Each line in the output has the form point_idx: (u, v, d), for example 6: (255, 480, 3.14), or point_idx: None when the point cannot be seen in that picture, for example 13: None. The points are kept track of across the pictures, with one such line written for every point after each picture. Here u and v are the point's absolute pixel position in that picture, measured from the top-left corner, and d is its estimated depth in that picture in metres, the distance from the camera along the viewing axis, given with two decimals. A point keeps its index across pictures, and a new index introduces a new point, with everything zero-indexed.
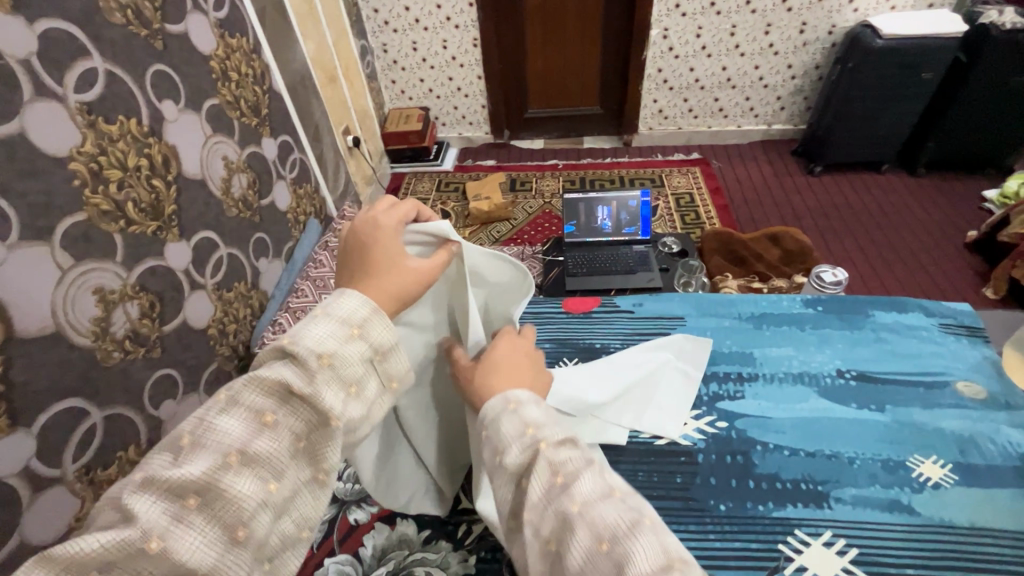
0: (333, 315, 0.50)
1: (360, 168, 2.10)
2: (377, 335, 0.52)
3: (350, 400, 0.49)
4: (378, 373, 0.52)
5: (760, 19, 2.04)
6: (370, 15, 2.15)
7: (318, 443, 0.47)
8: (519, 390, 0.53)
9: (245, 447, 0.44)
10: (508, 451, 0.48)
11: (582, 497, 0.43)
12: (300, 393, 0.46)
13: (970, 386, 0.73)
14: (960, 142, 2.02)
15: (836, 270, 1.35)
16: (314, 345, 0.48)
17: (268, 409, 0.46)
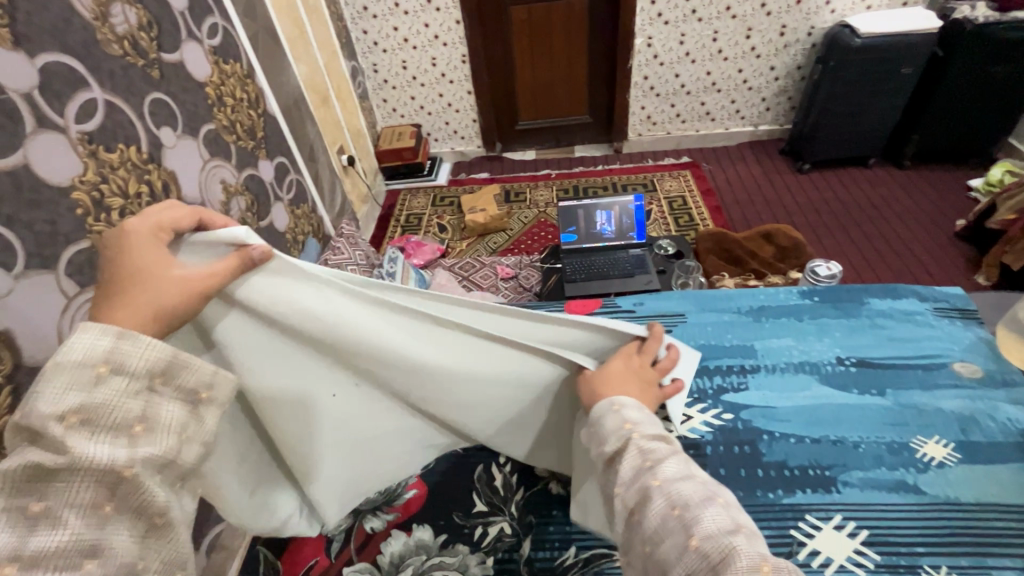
0: (63, 363, 0.40)
1: (355, 186, 2.12)
2: (134, 363, 0.42)
3: (140, 441, 0.41)
4: (170, 394, 0.45)
5: (741, 24, 2.09)
6: (360, 36, 2.19)
7: (126, 499, 0.39)
8: (624, 398, 0.54)
9: (19, 549, 0.35)
10: (606, 437, 0.51)
11: (661, 474, 0.45)
12: (61, 467, 0.37)
13: (966, 366, 0.75)
14: (942, 135, 2.07)
15: (829, 264, 1.37)
16: (50, 407, 0.38)
17: (29, 500, 0.37)
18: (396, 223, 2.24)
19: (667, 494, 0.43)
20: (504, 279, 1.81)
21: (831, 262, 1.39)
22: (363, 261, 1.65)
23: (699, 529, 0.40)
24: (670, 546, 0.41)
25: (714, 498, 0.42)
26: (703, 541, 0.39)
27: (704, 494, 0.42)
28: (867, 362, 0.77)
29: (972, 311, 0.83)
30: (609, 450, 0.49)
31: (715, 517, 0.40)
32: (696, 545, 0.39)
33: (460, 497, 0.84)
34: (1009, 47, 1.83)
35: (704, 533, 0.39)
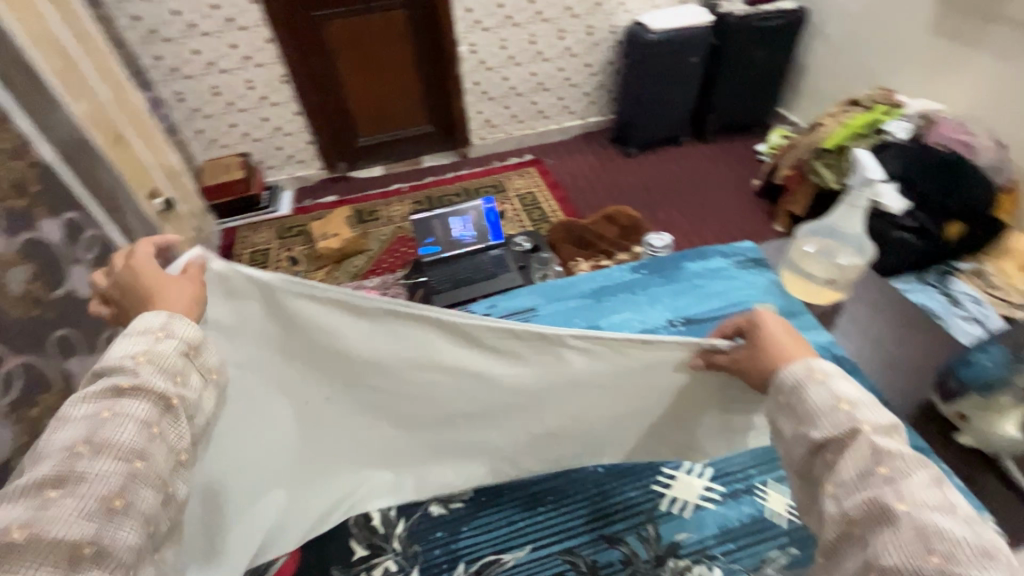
0: (132, 332, 0.53)
1: (180, 230, 1.87)
2: (184, 332, 0.55)
3: (179, 387, 0.53)
4: (195, 368, 0.56)
5: (553, 27, 2.24)
6: (154, 63, 1.93)
7: (168, 428, 0.52)
8: (823, 360, 0.51)
9: (96, 440, 0.47)
10: (817, 419, 0.47)
11: (890, 461, 0.41)
12: (130, 389, 0.50)
13: (764, 306, 0.77)
14: (731, 110, 2.43)
15: (662, 235, 1.53)
16: (125, 353, 0.51)
17: (103, 409, 0.48)
18: (240, 263, 2.04)
19: (882, 493, 0.40)
20: None
21: (664, 233, 1.55)
22: None
23: (938, 539, 0.36)
24: (867, 494, 0.41)
25: (946, 503, 0.39)
26: (952, 560, 0.35)
27: (937, 497, 0.39)
28: (693, 320, 0.77)
29: (763, 256, 0.86)
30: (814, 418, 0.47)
31: (931, 492, 0.39)
32: (904, 507, 0.39)
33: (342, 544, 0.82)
34: (764, 34, 2.21)
35: (950, 550, 0.36)
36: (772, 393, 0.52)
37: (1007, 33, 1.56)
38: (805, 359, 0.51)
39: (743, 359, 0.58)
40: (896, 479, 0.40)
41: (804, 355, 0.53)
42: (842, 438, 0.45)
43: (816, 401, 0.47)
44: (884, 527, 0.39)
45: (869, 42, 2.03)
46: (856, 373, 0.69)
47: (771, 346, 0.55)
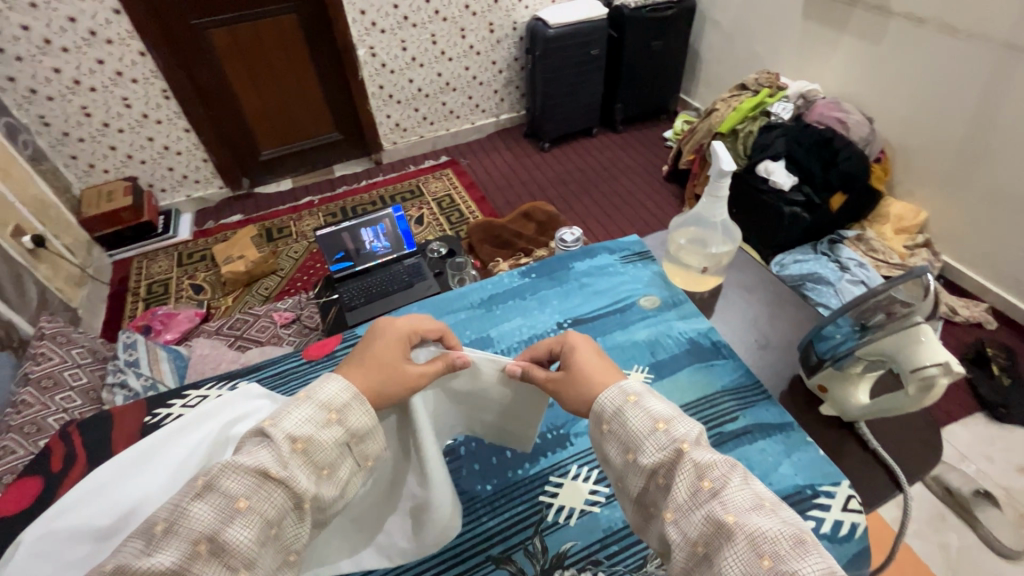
0: (312, 400, 0.47)
1: (58, 269, 1.69)
2: (356, 420, 0.48)
3: (322, 482, 0.46)
4: (352, 456, 0.48)
5: (453, 26, 2.21)
6: (6, 85, 1.73)
7: (290, 524, 0.43)
8: (633, 380, 0.47)
9: (217, 534, 0.39)
10: (641, 443, 0.42)
11: (712, 472, 0.38)
12: (279, 479, 0.42)
13: (649, 299, 0.78)
14: (636, 100, 2.51)
15: (573, 229, 1.54)
16: (291, 428, 0.44)
17: (242, 493, 0.41)
18: (136, 297, 1.87)
19: (711, 509, 0.36)
20: (283, 326, 1.65)
21: (574, 227, 1.56)
22: (87, 359, 1.33)
23: (767, 543, 0.34)
24: (698, 518, 0.37)
25: (761, 503, 0.37)
26: (780, 559, 0.33)
27: (752, 500, 0.37)
28: (579, 320, 0.76)
29: (648, 250, 0.88)
30: (647, 461, 0.41)
31: (742, 490, 0.37)
32: (733, 519, 0.36)
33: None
34: (658, 24, 2.27)
35: (776, 550, 0.33)
36: (592, 419, 0.47)
37: (866, 15, 1.69)
38: (618, 383, 0.47)
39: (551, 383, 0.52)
40: (721, 491, 0.37)
41: (612, 377, 0.49)
42: (668, 462, 0.40)
43: (648, 443, 0.42)
44: (726, 543, 0.35)
45: (753, 28, 2.14)
46: (725, 355, 0.70)
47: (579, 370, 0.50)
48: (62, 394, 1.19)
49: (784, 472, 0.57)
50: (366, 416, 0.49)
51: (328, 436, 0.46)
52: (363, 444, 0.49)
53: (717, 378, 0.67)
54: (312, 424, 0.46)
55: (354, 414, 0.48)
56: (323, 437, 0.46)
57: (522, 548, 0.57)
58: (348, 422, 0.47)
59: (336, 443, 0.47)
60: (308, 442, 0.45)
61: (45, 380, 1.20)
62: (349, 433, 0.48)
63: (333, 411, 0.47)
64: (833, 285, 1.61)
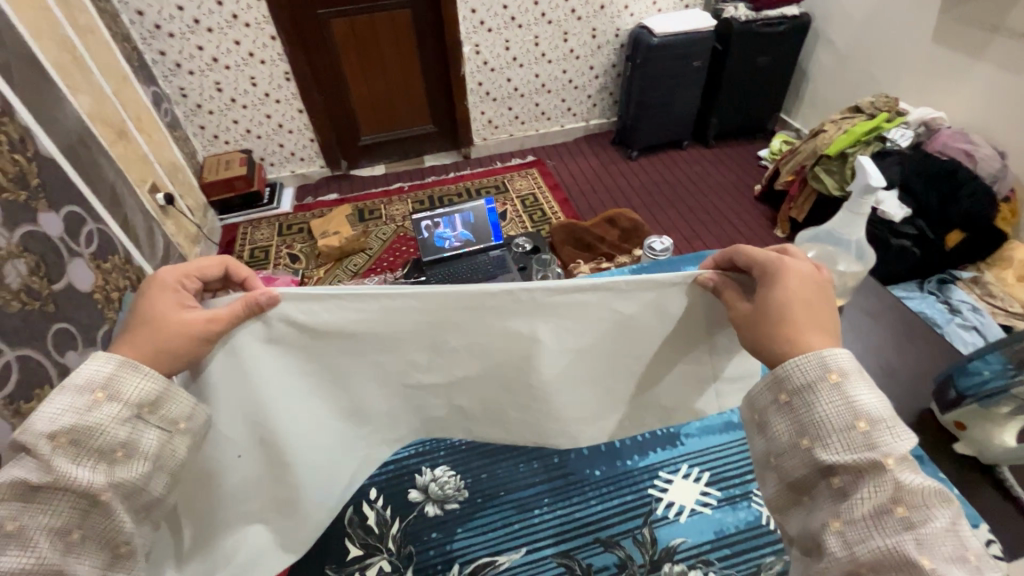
0: (67, 387, 0.44)
1: (180, 226, 1.87)
2: (132, 392, 0.46)
3: (119, 466, 0.45)
4: (152, 425, 0.47)
5: (557, 29, 2.24)
6: (157, 57, 1.94)
7: (99, 518, 0.44)
8: (843, 354, 0.44)
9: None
10: (827, 437, 0.42)
11: (909, 500, 0.37)
12: (43, 486, 0.41)
13: None
14: (733, 116, 2.44)
15: (663, 238, 1.52)
16: (43, 427, 0.42)
17: (8, 517, 0.41)
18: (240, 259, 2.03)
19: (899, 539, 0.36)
20: None
21: (665, 236, 1.54)
22: None
23: None
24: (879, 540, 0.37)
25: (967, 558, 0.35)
26: None
27: (956, 549, 0.35)
28: None
29: None
30: (829, 460, 0.41)
31: (946, 536, 0.36)
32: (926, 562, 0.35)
33: (331, 547, 0.67)
34: (767, 39, 2.20)
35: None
36: (769, 387, 0.46)
37: (1009, 43, 1.56)
38: (823, 350, 0.44)
39: (747, 319, 0.52)
40: (916, 524, 0.37)
41: (817, 337, 0.46)
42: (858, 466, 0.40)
43: (839, 439, 0.41)
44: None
45: (874, 50, 2.02)
46: None
47: (779, 313, 0.48)
48: None
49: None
50: (147, 384, 0.47)
51: (100, 415, 0.44)
52: (162, 409, 0.48)
53: None
54: (70, 411, 0.43)
55: (128, 386, 0.46)
56: (90, 421, 0.44)
57: (632, 536, 0.65)
58: (123, 395, 0.46)
59: (118, 419, 0.45)
60: (72, 433, 0.43)
61: None
62: (135, 404, 0.46)
63: (99, 389, 0.45)
64: (940, 327, 1.49)
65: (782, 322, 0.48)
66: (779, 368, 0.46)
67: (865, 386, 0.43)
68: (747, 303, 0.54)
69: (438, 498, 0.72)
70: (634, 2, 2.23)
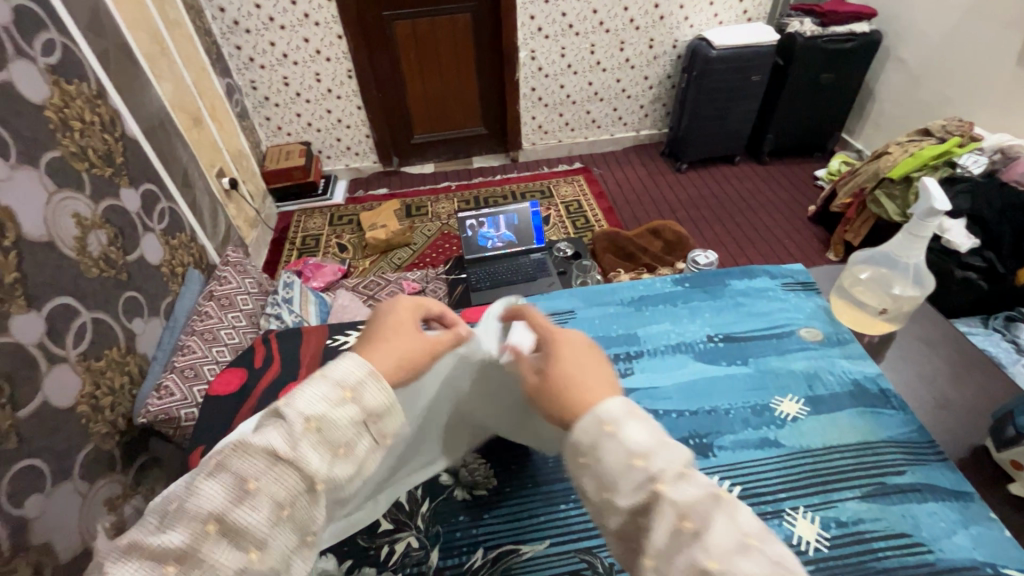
0: (326, 378, 0.45)
1: (241, 210, 1.98)
2: (371, 398, 0.46)
3: (337, 461, 0.44)
4: (368, 433, 0.46)
5: (614, 38, 2.24)
6: (233, 52, 2.06)
7: (304, 505, 0.42)
8: (612, 404, 0.42)
9: (225, 515, 0.38)
10: (616, 483, 0.39)
11: (694, 511, 0.36)
12: (286, 460, 0.40)
13: (810, 331, 0.80)
14: (790, 133, 2.37)
15: (707, 252, 1.51)
16: (303, 408, 0.42)
17: (251, 474, 0.40)
18: (293, 246, 2.13)
19: None
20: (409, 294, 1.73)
21: (710, 251, 1.52)
22: (255, 290, 1.54)
23: None
24: None
25: None
26: None
27: None
28: (733, 337, 0.80)
29: (812, 282, 0.89)
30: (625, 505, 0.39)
31: None
32: None
33: None
34: (833, 56, 2.13)
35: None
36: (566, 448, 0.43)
37: None
38: (595, 407, 0.42)
39: (530, 385, 0.47)
40: None
41: (593, 394, 0.43)
42: None
43: (625, 484, 0.38)
44: None
45: (949, 71, 1.93)
46: (892, 405, 0.70)
47: (558, 377, 0.45)
48: (233, 313, 1.41)
49: (959, 543, 0.56)
50: (382, 395, 0.47)
51: (341, 414, 0.44)
52: (381, 423, 0.47)
53: (881, 427, 0.68)
54: (324, 402, 0.43)
55: (369, 392, 0.46)
56: (335, 415, 0.43)
57: None
58: (363, 399, 0.45)
59: (353, 422, 0.44)
60: (321, 421, 0.43)
61: (224, 300, 1.42)
62: (363, 412, 0.45)
63: (346, 388, 0.45)
64: (1004, 367, 1.41)
65: (569, 381, 0.45)
66: (569, 433, 0.43)
67: (641, 425, 0.41)
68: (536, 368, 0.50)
69: (467, 484, 0.74)
70: (694, 13, 2.21)
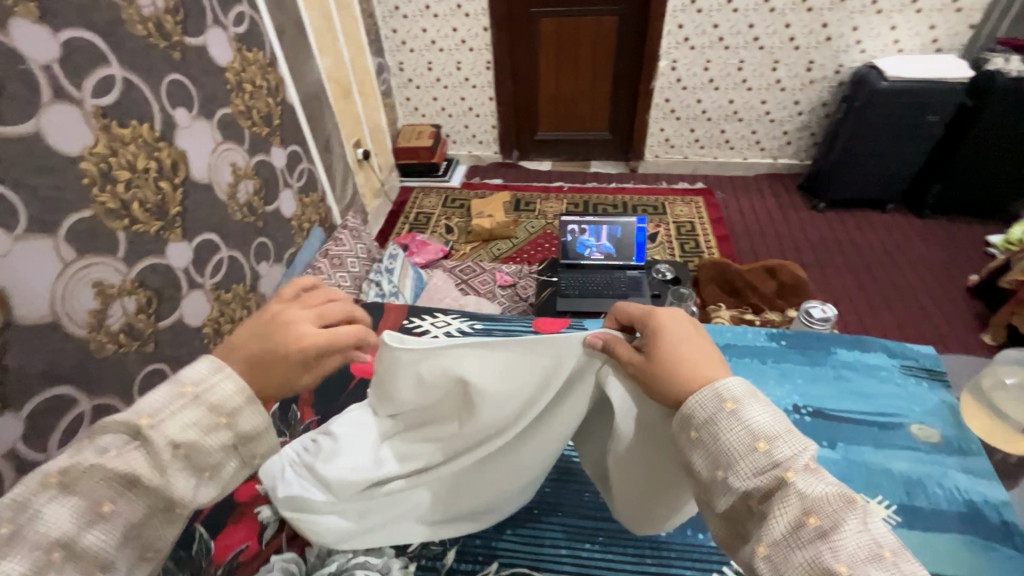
0: (200, 401, 0.51)
1: (368, 180, 2.14)
2: (244, 424, 0.53)
3: (202, 483, 0.50)
4: (237, 455, 0.53)
5: (768, 56, 2.07)
6: (389, 34, 2.23)
7: (156, 522, 0.49)
8: (733, 384, 0.51)
9: (74, 541, 0.43)
10: (735, 465, 0.48)
11: (821, 511, 0.43)
12: (150, 484, 0.47)
13: (923, 429, 0.69)
14: (964, 187, 2.01)
15: (826, 306, 1.35)
16: (173, 434, 0.48)
17: (107, 497, 0.46)
18: (406, 220, 2.27)
19: None
20: (501, 286, 1.82)
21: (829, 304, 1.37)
22: (363, 255, 1.67)
23: None
24: None
25: None
26: None
27: None
28: (824, 412, 0.71)
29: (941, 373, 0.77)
30: (744, 486, 0.47)
31: None
32: None
33: None
34: None
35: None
36: (681, 425, 0.53)
37: None
38: (717, 385, 0.51)
39: (638, 369, 0.58)
40: None
41: (710, 376, 0.53)
42: None
43: (746, 464, 0.47)
44: None
45: None
46: (1013, 543, 0.58)
47: (672, 362, 0.55)
48: (341, 273, 1.55)
49: None
50: (256, 419, 0.54)
51: (211, 442, 0.50)
52: (251, 445, 0.54)
53: (991, 566, 0.56)
54: (197, 429, 0.50)
55: (244, 419, 0.53)
56: (205, 442, 0.50)
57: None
58: (236, 425, 0.52)
59: (222, 445, 0.51)
60: (191, 448, 0.49)
61: (335, 260, 1.56)
62: (236, 435, 0.52)
63: (223, 415, 0.52)
64: None
65: (676, 368, 0.54)
66: (686, 408, 0.52)
67: (758, 407, 0.50)
68: (635, 356, 0.59)
69: None
70: (870, 37, 1.96)
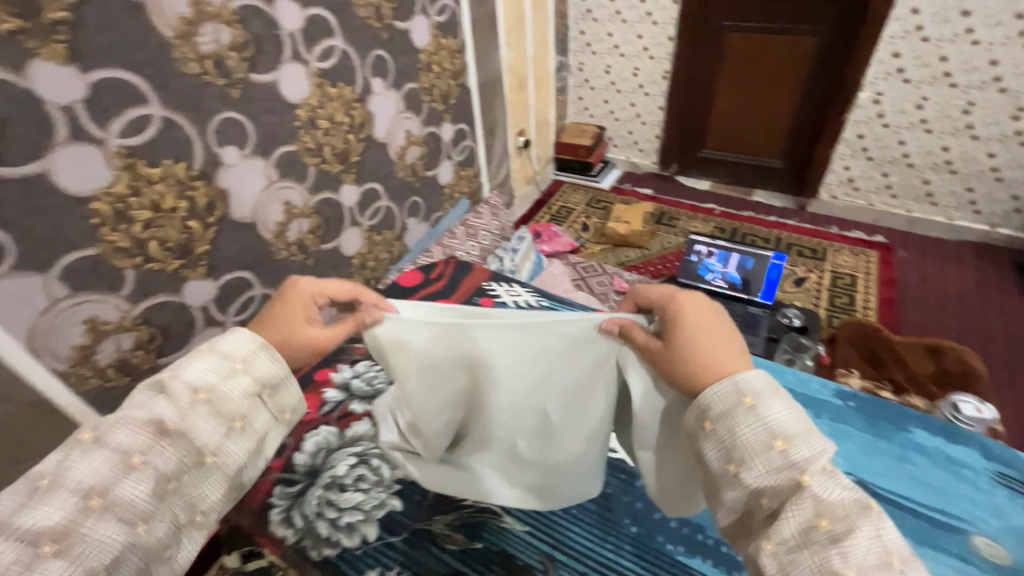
0: (218, 353, 0.60)
1: (523, 167, 2.30)
2: (259, 369, 0.61)
3: (232, 434, 0.58)
4: (264, 409, 0.61)
5: (1010, 101, 1.71)
6: (576, 35, 2.35)
7: (190, 476, 0.54)
8: (751, 377, 0.52)
9: (108, 490, 0.49)
10: (749, 461, 0.48)
11: (832, 514, 0.43)
12: (173, 430, 0.54)
13: (991, 546, 0.61)
14: None
15: (982, 405, 1.11)
16: (193, 381, 0.57)
17: (137, 449, 0.51)
18: (548, 210, 2.39)
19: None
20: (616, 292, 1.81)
21: (987, 405, 1.11)
22: (496, 232, 1.83)
23: None
24: None
25: None
26: None
27: None
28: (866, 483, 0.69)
29: None
30: (753, 481, 0.47)
31: None
32: None
33: None
34: None
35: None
36: (696, 416, 0.54)
37: None
38: (733, 377, 0.52)
39: (654, 354, 0.60)
40: None
41: (727, 367, 0.54)
42: None
43: (759, 461, 0.48)
44: None
45: None
46: None
47: (691, 352, 0.56)
48: (470, 243, 1.72)
49: None
50: (271, 366, 0.62)
51: (228, 390, 0.58)
52: (277, 399, 0.63)
53: None
54: (214, 376, 0.58)
55: (257, 364, 0.61)
56: (224, 388, 0.58)
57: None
58: (253, 372, 0.60)
59: (242, 393, 0.59)
60: (211, 393, 0.57)
61: (471, 230, 1.74)
62: (255, 385, 0.60)
63: (237, 362, 0.60)
64: None
65: (694, 358, 0.56)
66: (701, 400, 0.53)
67: (774, 401, 0.50)
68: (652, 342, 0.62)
69: None
70: None
